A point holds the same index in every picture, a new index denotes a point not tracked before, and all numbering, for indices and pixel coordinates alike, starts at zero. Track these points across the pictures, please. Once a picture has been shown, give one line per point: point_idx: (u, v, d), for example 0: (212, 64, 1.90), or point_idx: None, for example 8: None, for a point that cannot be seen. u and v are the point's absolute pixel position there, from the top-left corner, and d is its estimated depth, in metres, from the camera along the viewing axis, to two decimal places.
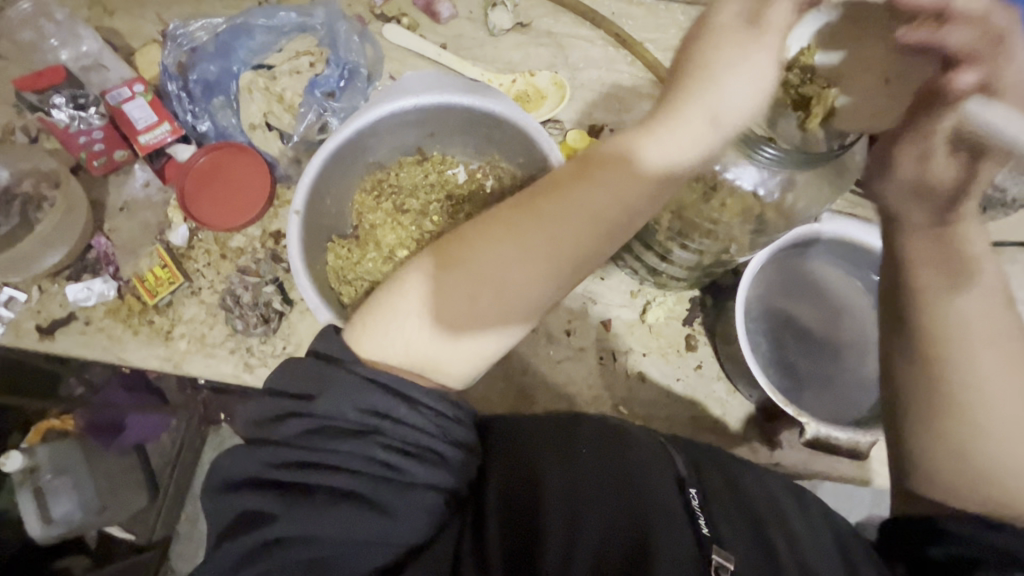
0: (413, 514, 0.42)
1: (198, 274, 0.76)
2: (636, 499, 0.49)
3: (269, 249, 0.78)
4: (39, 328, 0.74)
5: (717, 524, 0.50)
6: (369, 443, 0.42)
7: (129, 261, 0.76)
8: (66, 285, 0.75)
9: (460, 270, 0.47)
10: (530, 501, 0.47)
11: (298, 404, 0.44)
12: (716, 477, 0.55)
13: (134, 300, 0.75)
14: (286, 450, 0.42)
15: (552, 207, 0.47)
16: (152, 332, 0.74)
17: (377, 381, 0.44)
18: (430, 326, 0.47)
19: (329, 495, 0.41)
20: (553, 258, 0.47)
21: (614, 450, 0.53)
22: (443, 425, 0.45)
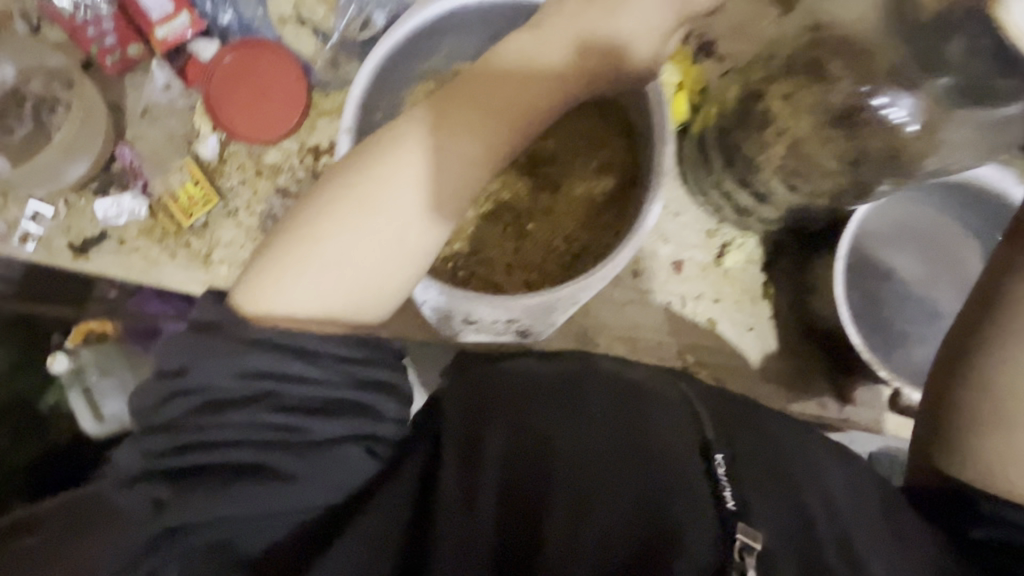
0: (323, 471, 0.44)
1: (233, 193, 0.70)
2: (645, 462, 0.44)
3: (309, 168, 0.70)
4: (72, 246, 0.69)
5: (753, 509, 0.42)
6: (265, 407, 0.44)
7: (158, 176, 0.69)
8: (94, 200, 0.69)
9: (362, 205, 0.48)
10: (529, 477, 0.44)
11: (181, 381, 0.45)
12: (755, 445, 0.47)
13: (168, 220, 0.69)
14: (180, 435, 0.43)
15: (447, 126, 0.50)
16: (190, 255, 0.70)
17: (252, 337, 0.45)
18: (340, 270, 0.48)
19: (241, 475, 0.43)
20: (461, 176, 0.51)
21: (622, 403, 0.47)
22: (346, 376, 0.46)
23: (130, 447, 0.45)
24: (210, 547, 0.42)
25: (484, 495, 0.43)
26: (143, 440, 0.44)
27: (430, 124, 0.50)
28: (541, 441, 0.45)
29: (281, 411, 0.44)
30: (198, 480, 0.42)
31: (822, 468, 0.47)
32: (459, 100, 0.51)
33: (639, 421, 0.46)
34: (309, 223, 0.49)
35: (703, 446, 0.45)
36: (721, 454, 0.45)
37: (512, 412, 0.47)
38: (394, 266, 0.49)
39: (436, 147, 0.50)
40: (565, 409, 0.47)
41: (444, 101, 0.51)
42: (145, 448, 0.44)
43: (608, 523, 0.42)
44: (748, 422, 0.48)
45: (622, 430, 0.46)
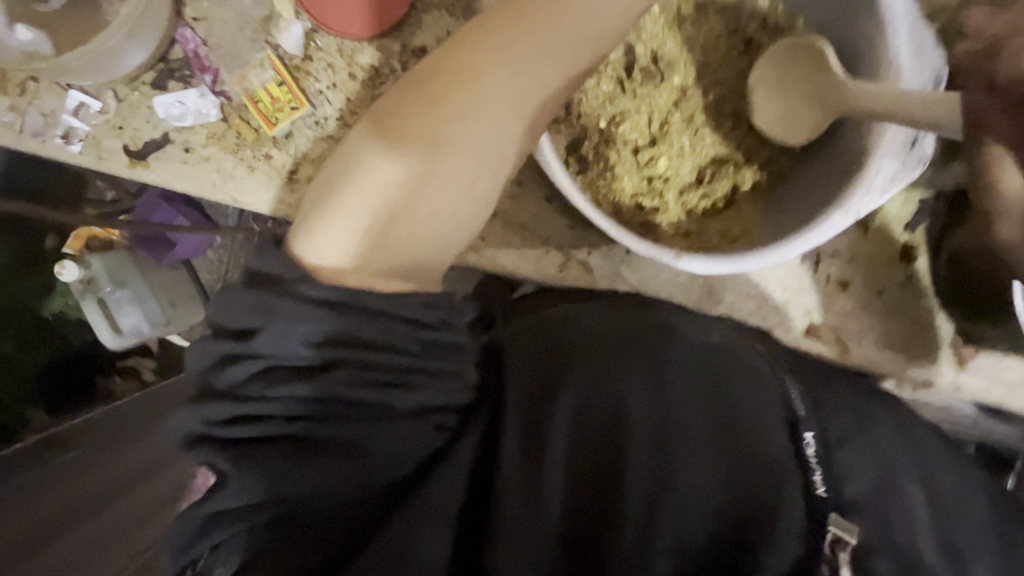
0: (414, 441, 0.47)
1: (322, 98, 0.58)
2: (715, 438, 0.50)
3: (414, 73, 0.58)
4: (127, 151, 0.58)
5: (844, 489, 0.50)
6: (334, 375, 0.45)
7: (229, 70, 0.57)
8: (153, 96, 0.57)
9: (391, 161, 0.48)
10: (603, 454, 0.48)
11: (250, 342, 0.45)
12: (839, 422, 0.54)
13: (245, 126, 0.58)
14: (260, 403, 0.44)
15: (468, 96, 0.48)
16: (271, 170, 0.59)
17: (325, 300, 0.45)
18: (378, 219, 0.48)
19: (335, 448, 0.45)
20: (475, 138, 0.49)
21: (694, 385, 0.53)
22: (433, 350, 0.48)
23: (184, 411, 0.46)
24: (306, 501, 0.44)
25: (552, 469, 0.47)
26: (201, 405, 0.45)
27: (436, 87, 0.48)
28: (619, 427, 0.49)
29: (363, 380, 0.45)
30: (275, 446, 0.44)
31: (868, 413, 0.56)
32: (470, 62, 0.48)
33: (712, 402, 0.52)
34: (341, 169, 0.49)
35: (790, 425, 0.51)
36: (810, 434, 0.51)
37: (578, 393, 0.51)
38: (426, 211, 0.50)
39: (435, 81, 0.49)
40: (636, 393, 0.52)
41: (459, 56, 0.48)
42: (212, 411, 0.44)
43: (689, 504, 0.47)
44: (796, 377, 0.57)
45: (687, 415, 0.51)
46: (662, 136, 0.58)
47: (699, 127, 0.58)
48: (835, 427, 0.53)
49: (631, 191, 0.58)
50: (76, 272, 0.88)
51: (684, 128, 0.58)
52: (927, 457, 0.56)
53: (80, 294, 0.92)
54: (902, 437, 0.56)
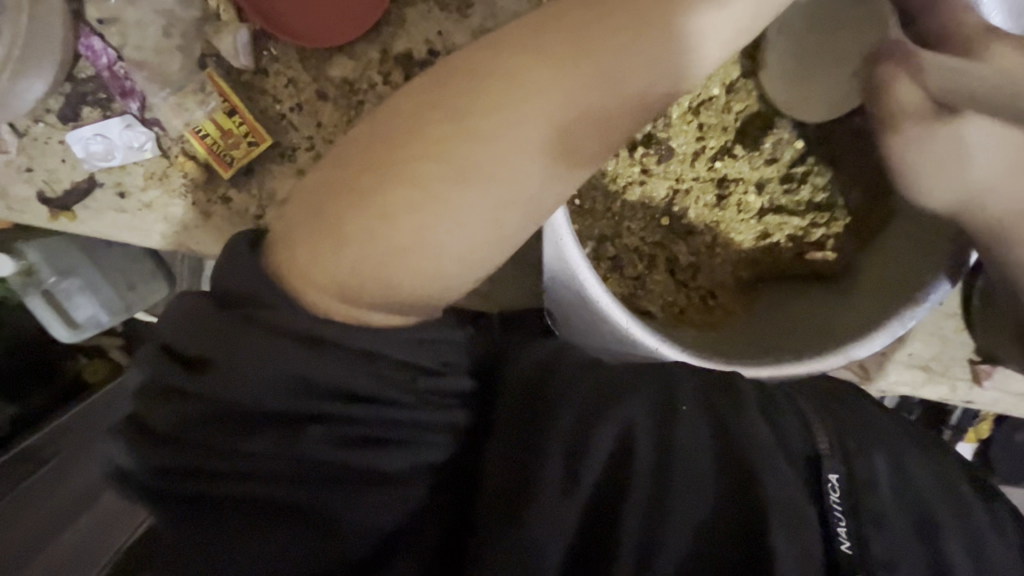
0: (378, 514, 0.31)
1: (286, 124, 0.47)
2: (733, 473, 0.35)
3: (397, 89, 0.46)
4: (43, 200, 0.47)
5: (878, 547, 0.34)
6: (312, 433, 0.31)
7: (158, 91, 0.45)
8: (67, 130, 0.45)
9: (394, 184, 0.31)
10: (607, 482, 0.33)
11: (203, 380, 0.31)
12: (868, 462, 0.39)
13: (192, 164, 0.46)
14: (193, 451, 0.31)
15: (511, 105, 0.31)
16: (231, 217, 0.48)
17: (304, 330, 0.31)
18: (376, 259, 0.31)
19: (256, 522, 0.30)
20: (538, 164, 0.31)
21: (707, 399, 0.39)
22: (431, 395, 0.34)
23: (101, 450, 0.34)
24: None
25: (538, 503, 0.32)
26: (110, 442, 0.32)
27: (462, 100, 0.31)
28: (620, 456, 0.34)
29: (339, 439, 0.31)
30: (181, 507, 0.31)
31: (897, 452, 0.42)
32: (510, 60, 0.31)
33: (730, 425, 0.37)
34: (321, 186, 0.33)
35: (813, 463, 0.37)
36: (837, 474, 0.37)
37: (574, 402, 0.35)
38: (453, 246, 0.31)
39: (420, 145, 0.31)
40: (643, 404, 0.37)
41: (509, 51, 0.31)
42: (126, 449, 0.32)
43: (687, 561, 0.32)
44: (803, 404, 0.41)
45: (709, 435, 0.37)
46: (719, 173, 0.49)
47: (739, 128, 0.49)
48: (863, 462, 0.39)
49: (740, 238, 0.50)
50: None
51: (734, 145, 0.49)
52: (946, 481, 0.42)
53: (20, 288, 0.70)
54: (920, 463, 0.42)
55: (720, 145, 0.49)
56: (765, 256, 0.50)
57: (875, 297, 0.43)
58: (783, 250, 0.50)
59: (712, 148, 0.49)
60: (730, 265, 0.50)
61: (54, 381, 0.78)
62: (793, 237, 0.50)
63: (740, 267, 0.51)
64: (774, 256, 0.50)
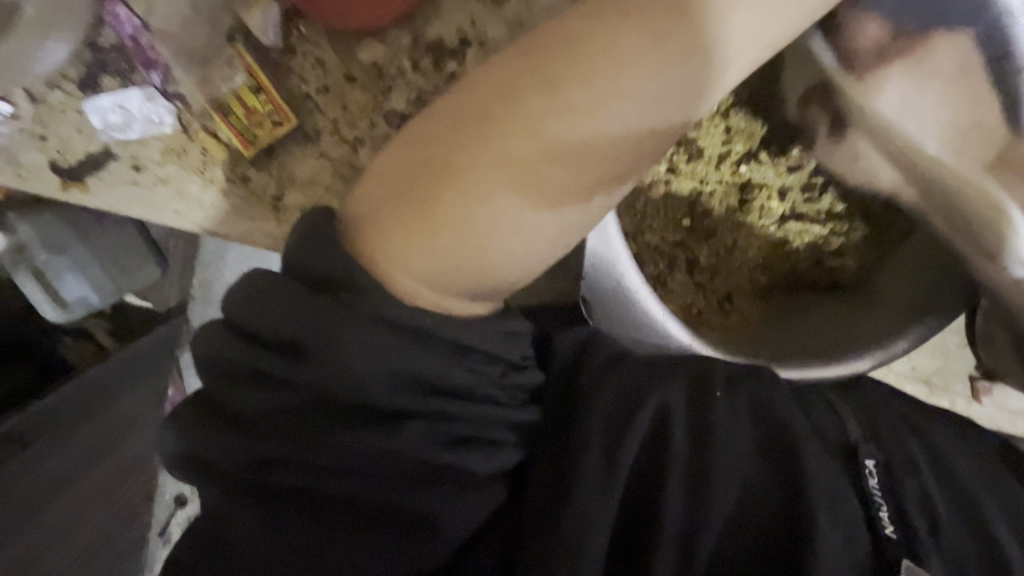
0: (465, 506, 0.35)
1: (312, 105, 0.46)
2: (774, 470, 0.38)
3: (428, 76, 0.46)
4: (56, 169, 0.45)
5: (914, 527, 0.37)
6: (407, 430, 0.33)
7: (183, 65, 0.44)
8: (85, 98, 0.44)
9: (474, 173, 0.32)
10: (660, 474, 0.37)
11: (291, 366, 0.32)
12: (901, 448, 0.41)
13: (212, 141, 0.45)
14: (286, 442, 0.32)
15: (578, 90, 0.32)
16: (250, 197, 0.47)
17: (388, 318, 0.32)
18: (448, 243, 0.33)
19: (359, 509, 0.33)
20: (603, 159, 0.33)
21: (746, 389, 0.41)
22: (507, 388, 0.36)
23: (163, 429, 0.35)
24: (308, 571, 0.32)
25: (600, 488, 0.36)
26: (194, 423, 0.34)
27: (532, 84, 0.32)
28: (660, 443, 0.37)
29: (432, 435, 0.33)
30: (281, 500, 0.33)
31: (933, 437, 0.44)
32: (584, 54, 0.32)
33: (772, 419, 0.40)
34: (398, 168, 0.34)
35: (847, 451, 0.40)
36: (873, 461, 0.40)
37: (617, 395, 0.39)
38: (521, 232, 0.33)
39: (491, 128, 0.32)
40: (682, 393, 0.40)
41: (583, 42, 0.32)
42: (216, 442, 0.33)
43: (733, 540, 0.36)
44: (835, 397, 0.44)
45: (750, 433, 0.39)
46: (740, 179, 0.50)
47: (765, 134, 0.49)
48: (898, 452, 0.41)
49: (758, 243, 0.50)
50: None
51: (758, 151, 0.49)
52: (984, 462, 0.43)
53: (13, 263, 0.70)
54: (951, 442, 0.44)
55: (745, 151, 0.50)
56: (780, 262, 0.51)
57: (897, 307, 0.44)
58: (798, 257, 0.50)
59: (737, 153, 0.50)
60: (748, 269, 0.50)
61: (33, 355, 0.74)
62: (807, 249, 0.50)
63: (755, 272, 0.50)
64: (788, 262, 0.51)
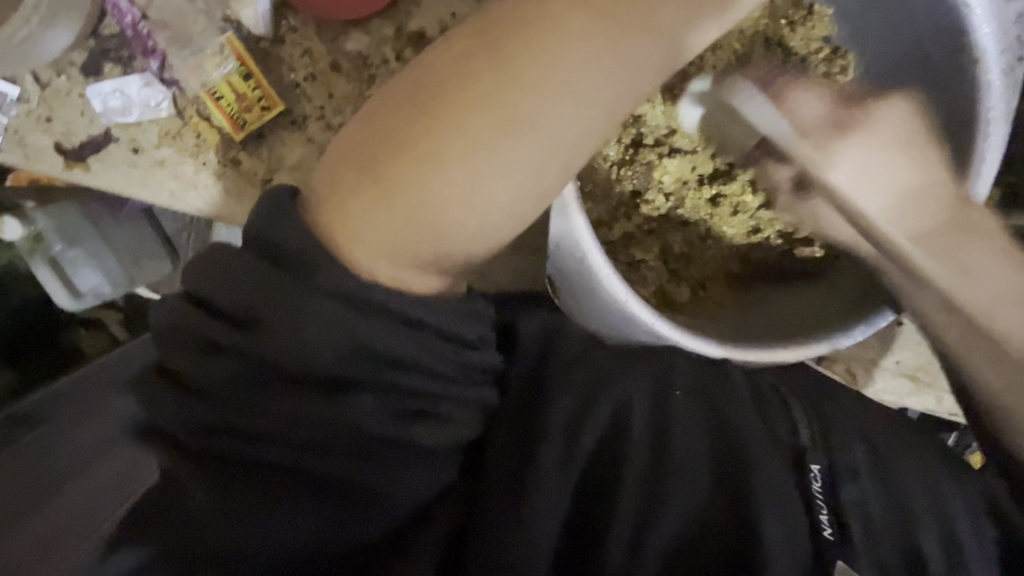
0: (414, 483, 0.36)
1: (299, 93, 0.48)
2: (722, 465, 0.40)
3: (409, 66, 0.48)
4: (60, 151, 0.48)
5: (851, 531, 0.39)
6: (359, 402, 0.33)
7: (180, 54, 0.47)
8: (89, 84, 0.47)
9: (430, 144, 0.33)
10: (611, 466, 0.39)
11: (249, 336, 0.32)
12: (850, 452, 0.43)
13: (205, 125, 0.48)
14: (241, 411, 0.33)
15: (531, 60, 0.33)
16: (240, 179, 0.49)
17: (345, 291, 0.33)
18: (403, 215, 0.33)
19: (306, 480, 0.34)
20: (556, 128, 0.33)
21: (701, 390, 0.44)
22: (466, 369, 0.36)
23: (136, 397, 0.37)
24: (253, 546, 0.34)
25: (551, 477, 0.38)
26: (153, 386, 0.35)
27: (485, 55, 0.33)
28: (618, 436, 0.40)
29: (388, 408, 0.34)
30: (228, 465, 0.34)
31: (883, 444, 0.46)
32: (539, 32, 0.33)
33: (723, 422, 0.42)
34: (359, 137, 0.35)
35: (796, 454, 0.42)
36: (817, 465, 0.42)
37: (574, 387, 0.41)
38: (475, 206, 0.33)
39: (446, 97, 0.33)
40: (642, 383, 0.43)
41: (529, 21, 0.33)
42: (171, 405, 0.34)
43: (677, 533, 0.37)
44: (788, 399, 0.46)
45: (701, 428, 0.42)
46: (724, 165, 0.50)
47: None
48: (845, 458, 0.43)
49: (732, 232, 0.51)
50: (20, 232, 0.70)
51: None
52: (932, 472, 0.44)
53: (30, 254, 0.73)
54: (905, 449, 0.46)
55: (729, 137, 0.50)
56: (755, 250, 0.51)
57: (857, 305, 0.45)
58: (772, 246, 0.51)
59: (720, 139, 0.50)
60: (722, 257, 0.51)
61: (55, 346, 0.79)
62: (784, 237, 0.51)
63: (729, 260, 0.51)
64: (762, 250, 0.51)
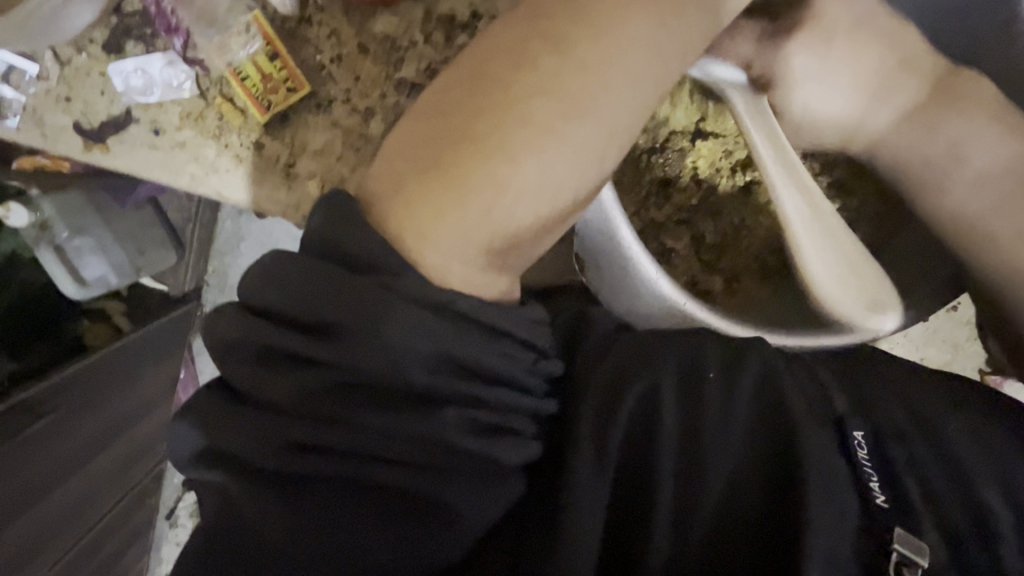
0: (483, 498, 0.33)
1: (325, 75, 0.47)
2: (776, 454, 0.37)
3: (439, 49, 0.47)
4: (79, 131, 0.47)
5: (906, 492, 0.37)
6: (443, 417, 0.31)
7: (204, 32, 0.46)
8: (110, 62, 0.46)
9: (492, 141, 0.34)
10: (651, 451, 0.37)
11: (325, 346, 0.31)
12: (890, 412, 0.41)
13: (229, 106, 0.47)
14: (310, 426, 0.31)
15: (584, 49, 0.34)
16: (264, 163, 0.48)
17: (428, 301, 0.32)
18: (473, 210, 0.34)
19: (377, 499, 0.31)
20: (610, 111, 0.35)
21: (740, 363, 0.41)
22: (536, 374, 0.36)
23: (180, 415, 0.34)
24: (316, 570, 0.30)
25: (597, 470, 0.36)
26: (215, 409, 0.32)
27: (539, 46, 0.35)
28: (650, 420, 0.38)
29: (469, 424, 0.32)
30: (295, 486, 0.31)
31: (921, 400, 0.42)
32: (569, 28, 0.35)
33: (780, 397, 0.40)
34: (410, 142, 0.35)
35: (837, 422, 0.39)
36: (861, 432, 0.39)
37: (602, 375, 0.40)
38: (542, 194, 0.35)
39: (505, 86, 0.34)
40: (672, 366, 0.40)
41: (581, 11, 0.35)
42: (239, 428, 0.31)
43: (724, 523, 0.35)
44: (833, 374, 0.44)
45: (752, 409, 0.39)
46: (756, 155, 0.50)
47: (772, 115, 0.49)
48: (889, 419, 0.41)
49: (766, 224, 0.50)
50: (27, 218, 0.70)
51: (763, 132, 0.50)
52: (984, 415, 0.42)
53: (35, 242, 0.72)
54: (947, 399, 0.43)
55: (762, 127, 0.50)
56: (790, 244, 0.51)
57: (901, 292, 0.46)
58: None
59: None
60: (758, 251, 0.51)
61: (61, 337, 0.75)
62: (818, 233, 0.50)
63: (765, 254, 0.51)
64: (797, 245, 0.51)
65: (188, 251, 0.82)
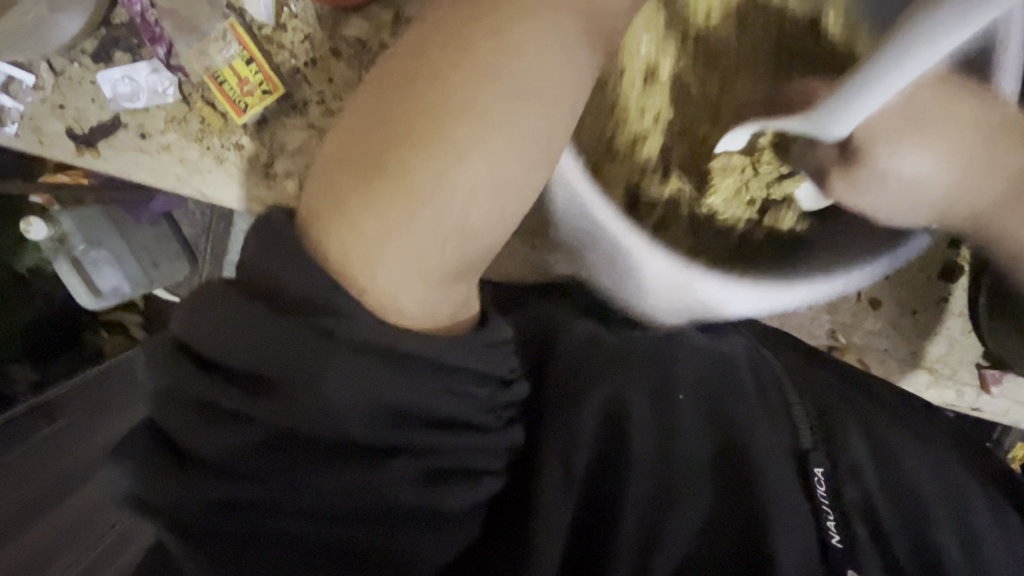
0: (439, 546, 0.33)
1: (299, 78, 0.49)
2: (731, 494, 0.39)
3: None
4: (71, 137, 0.50)
5: (857, 531, 0.39)
6: (395, 468, 0.31)
7: (186, 40, 0.49)
8: (100, 70, 0.49)
9: (435, 143, 0.31)
10: (609, 482, 0.39)
11: (256, 400, 0.30)
12: (853, 450, 0.43)
13: (209, 110, 0.49)
14: (251, 486, 0.30)
15: (500, 62, 0.32)
16: (242, 162, 0.50)
17: (362, 342, 0.30)
18: (407, 235, 0.31)
19: (329, 556, 0.30)
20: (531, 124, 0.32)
21: (708, 395, 0.45)
22: (495, 411, 0.35)
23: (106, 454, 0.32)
24: None
25: (553, 500, 0.38)
26: (141, 462, 0.30)
27: (449, 62, 0.32)
28: (610, 449, 0.40)
29: (419, 473, 0.32)
30: (230, 544, 0.30)
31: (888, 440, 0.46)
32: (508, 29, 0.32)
33: (737, 428, 0.42)
34: (344, 151, 0.33)
35: (801, 457, 0.41)
36: (823, 469, 0.41)
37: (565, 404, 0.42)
38: (490, 202, 0.32)
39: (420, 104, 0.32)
40: (643, 399, 0.43)
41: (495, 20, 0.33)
42: (174, 489, 0.30)
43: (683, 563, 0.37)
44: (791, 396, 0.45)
45: (706, 442, 0.42)
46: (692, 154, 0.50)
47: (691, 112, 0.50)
48: (851, 457, 0.43)
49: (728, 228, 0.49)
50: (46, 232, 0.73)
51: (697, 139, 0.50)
52: (941, 463, 0.45)
53: (53, 254, 0.76)
54: (913, 437, 0.47)
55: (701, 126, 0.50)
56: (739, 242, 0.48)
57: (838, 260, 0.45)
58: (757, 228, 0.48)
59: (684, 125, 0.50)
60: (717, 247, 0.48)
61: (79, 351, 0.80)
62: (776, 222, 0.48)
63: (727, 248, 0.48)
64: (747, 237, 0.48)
65: (201, 268, 0.80)
